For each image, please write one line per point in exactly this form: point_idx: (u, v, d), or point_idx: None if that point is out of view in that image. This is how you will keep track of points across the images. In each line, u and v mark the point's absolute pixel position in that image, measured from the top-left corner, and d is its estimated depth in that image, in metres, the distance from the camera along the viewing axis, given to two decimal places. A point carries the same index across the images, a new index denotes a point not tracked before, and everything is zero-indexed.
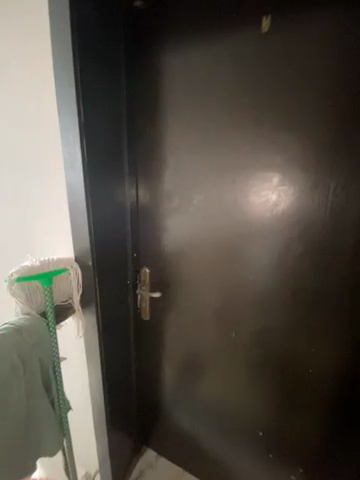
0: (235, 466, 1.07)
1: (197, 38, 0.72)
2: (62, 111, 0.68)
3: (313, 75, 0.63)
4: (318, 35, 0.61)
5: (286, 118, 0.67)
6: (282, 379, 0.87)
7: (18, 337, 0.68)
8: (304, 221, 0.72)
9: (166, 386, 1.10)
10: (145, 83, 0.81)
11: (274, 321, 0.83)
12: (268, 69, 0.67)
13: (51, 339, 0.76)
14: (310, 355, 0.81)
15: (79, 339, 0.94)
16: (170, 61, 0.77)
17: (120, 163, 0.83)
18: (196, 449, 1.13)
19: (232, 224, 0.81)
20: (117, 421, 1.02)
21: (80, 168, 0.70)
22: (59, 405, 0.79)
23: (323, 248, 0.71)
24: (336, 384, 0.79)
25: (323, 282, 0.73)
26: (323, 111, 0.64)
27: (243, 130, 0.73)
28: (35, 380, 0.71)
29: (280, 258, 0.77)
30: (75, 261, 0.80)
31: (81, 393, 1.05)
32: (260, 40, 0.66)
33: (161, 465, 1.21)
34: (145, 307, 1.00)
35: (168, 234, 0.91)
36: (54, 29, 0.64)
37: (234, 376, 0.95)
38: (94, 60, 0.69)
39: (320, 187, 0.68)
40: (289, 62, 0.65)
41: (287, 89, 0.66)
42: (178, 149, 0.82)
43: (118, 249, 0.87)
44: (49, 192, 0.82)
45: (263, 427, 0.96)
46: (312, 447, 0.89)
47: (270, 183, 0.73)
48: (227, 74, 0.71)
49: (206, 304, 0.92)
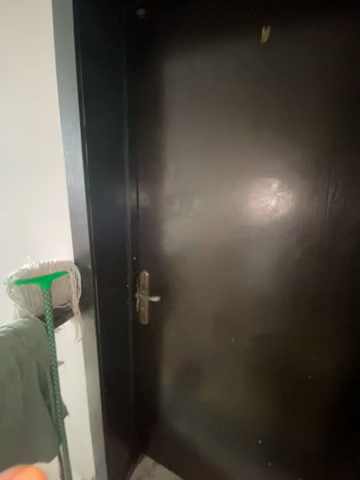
0: (233, 474, 1.05)
1: (197, 47, 0.74)
2: (64, 116, 0.69)
3: (311, 83, 0.64)
4: (317, 44, 0.62)
5: (285, 125, 0.69)
6: (282, 385, 0.86)
7: (17, 340, 0.68)
8: (303, 226, 0.72)
9: (164, 391, 1.09)
10: (147, 89, 0.82)
11: (275, 326, 0.82)
12: (269, 76, 0.68)
13: (49, 343, 0.75)
14: (309, 361, 0.80)
15: (77, 342, 0.94)
16: (171, 70, 0.78)
17: (121, 167, 0.84)
18: (194, 456, 1.11)
19: (232, 229, 0.81)
20: (114, 426, 1.00)
21: (81, 172, 0.70)
22: (56, 411, 0.78)
23: (321, 253, 0.71)
24: (337, 391, 0.78)
25: (322, 288, 0.73)
26: (322, 117, 0.65)
27: (244, 135, 0.73)
28: (32, 384, 0.71)
29: (280, 263, 0.77)
30: (75, 263, 0.80)
31: (79, 398, 1.04)
32: (260, 50, 0.68)
33: (158, 473, 1.19)
34: (144, 311, 0.99)
35: (168, 238, 0.91)
36: (58, 35, 0.65)
37: (234, 382, 0.94)
38: (97, 66, 0.70)
39: (319, 192, 0.68)
40: (289, 70, 0.66)
41: (286, 96, 0.67)
42: (178, 153, 0.83)
43: (117, 252, 0.87)
44: (51, 195, 0.82)
45: (262, 434, 0.94)
46: (312, 455, 0.88)
47: (269, 188, 0.74)
48: (227, 82, 0.73)
49: (205, 309, 0.92)
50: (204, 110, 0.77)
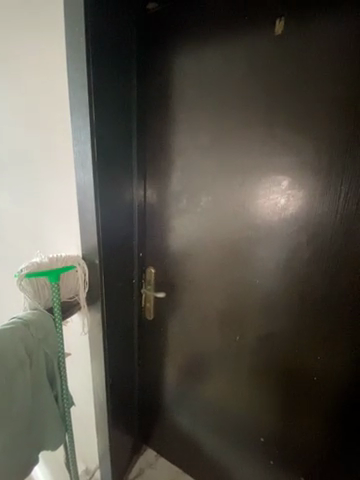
0: (234, 470, 1.06)
1: (209, 40, 0.73)
2: (74, 111, 0.70)
3: (325, 78, 0.62)
4: (333, 35, 0.60)
5: (297, 121, 0.67)
6: (287, 385, 0.85)
7: (26, 331, 0.69)
8: (313, 226, 0.70)
9: (168, 386, 1.10)
10: (157, 84, 0.82)
11: (281, 325, 0.81)
12: (281, 71, 0.66)
13: (57, 335, 0.77)
14: (315, 363, 0.79)
15: (84, 335, 0.95)
16: (182, 64, 0.77)
17: (129, 162, 0.84)
18: (195, 451, 1.13)
19: (240, 226, 0.80)
20: (118, 418, 1.02)
21: (89, 167, 0.71)
22: (63, 400, 0.81)
23: (331, 254, 0.70)
24: (343, 394, 0.77)
25: (331, 289, 0.72)
26: (336, 113, 0.62)
27: (254, 131, 0.72)
28: (40, 374, 0.73)
29: (288, 262, 0.76)
30: (82, 257, 0.81)
31: (86, 388, 1.06)
32: (274, 43, 0.66)
33: (160, 465, 1.21)
34: (149, 306, 1.00)
35: (175, 235, 0.91)
36: (69, 28, 0.64)
37: (238, 379, 0.94)
38: (108, 61, 0.70)
39: (331, 191, 0.66)
40: (303, 64, 0.64)
41: (299, 91, 0.65)
42: (187, 149, 0.82)
43: (125, 248, 0.88)
44: (60, 190, 0.84)
45: (265, 432, 0.94)
46: (314, 456, 0.87)
47: (279, 185, 0.72)
48: (238, 77, 0.71)
49: (210, 306, 0.92)
50: (214, 105, 0.76)
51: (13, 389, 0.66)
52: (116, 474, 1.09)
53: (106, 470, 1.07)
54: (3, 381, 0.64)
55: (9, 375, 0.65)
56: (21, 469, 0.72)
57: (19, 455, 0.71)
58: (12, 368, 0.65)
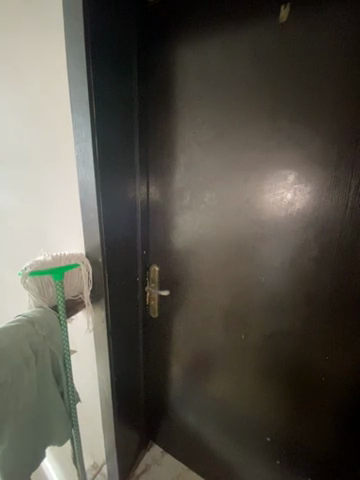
0: (240, 469, 1.06)
1: (211, 33, 0.71)
2: (75, 107, 0.69)
3: (331, 69, 0.59)
4: (340, 25, 0.57)
5: (303, 113, 0.64)
6: (294, 384, 0.84)
7: (32, 329, 0.69)
8: (320, 223, 0.68)
9: (174, 383, 1.10)
10: (159, 81, 0.81)
11: (287, 323, 0.80)
12: (287, 63, 0.63)
13: (62, 333, 0.77)
14: (323, 362, 0.77)
15: (90, 332, 0.97)
16: (183, 60, 0.76)
17: (132, 160, 0.83)
18: (201, 448, 1.13)
19: (244, 224, 0.79)
20: (124, 416, 1.03)
21: (91, 166, 0.70)
22: (68, 396, 0.82)
23: (340, 252, 0.67)
24: (352, 395, 0.75)
25: (340, 287, 0.69)
26: (343, 105, 0.60)
27: (258, 127, 0.70)
28: (45, 372, 0.73)
29: (294, 260, 0.74)
30: (86, 256, 0.80)
31: (91, 385, 1.08)
32: (278, 33, 0.63)
33: (166, 462, 1.22)
34: (154, 304, 1.02)
35: (178, 233, 0.91)
36: (68, 23, 0.63)
37: (244, 377, 0.93)
38: (108, 56, 0.68)
39: (339, 186, 0.64)
40: (308, 56, 0.61)
41: (305, 81, 0.62)
42: (189, 147, 0.81)
43: (128, 247, 0.88)
44: (63, 189, 0.84)
45: (271, 430, 0.93)
46: (322, 454, 0.86)
47: (285, 181, 0.70)
48: (242, 70, 0.69)
49: (214, 304, 0.91)
50: (217, 101, 0.74)
51: (19, 386, 0.66)
52: (123, 471, 1.10)
53: (113, 467, 1.08)
54: (8, 379, 0.63)
55: (14, 375, 0.65)
56: (27, 465, 0.73)
57: (25, 451, 0.72)
58: (17, 365, 0.65)
